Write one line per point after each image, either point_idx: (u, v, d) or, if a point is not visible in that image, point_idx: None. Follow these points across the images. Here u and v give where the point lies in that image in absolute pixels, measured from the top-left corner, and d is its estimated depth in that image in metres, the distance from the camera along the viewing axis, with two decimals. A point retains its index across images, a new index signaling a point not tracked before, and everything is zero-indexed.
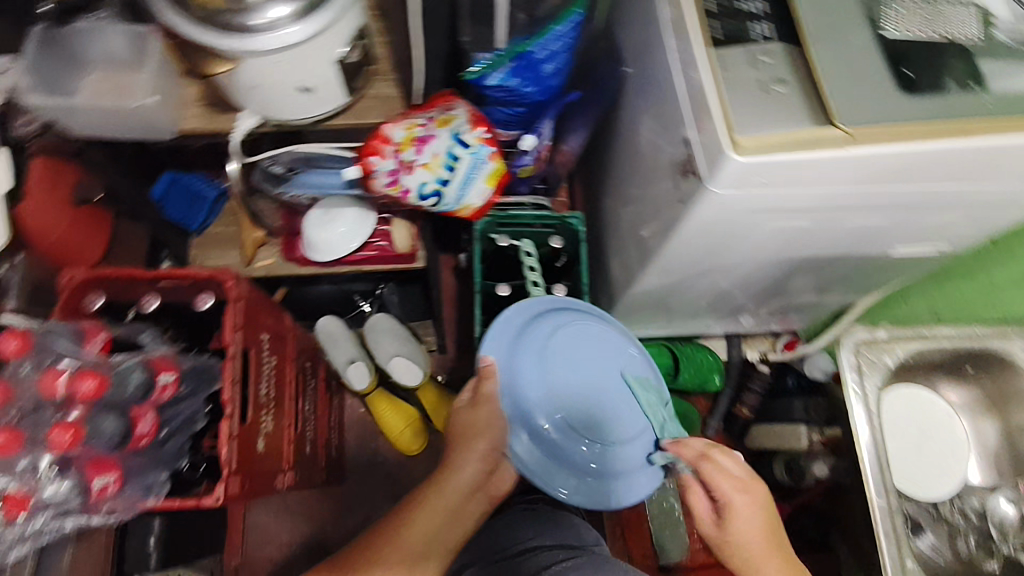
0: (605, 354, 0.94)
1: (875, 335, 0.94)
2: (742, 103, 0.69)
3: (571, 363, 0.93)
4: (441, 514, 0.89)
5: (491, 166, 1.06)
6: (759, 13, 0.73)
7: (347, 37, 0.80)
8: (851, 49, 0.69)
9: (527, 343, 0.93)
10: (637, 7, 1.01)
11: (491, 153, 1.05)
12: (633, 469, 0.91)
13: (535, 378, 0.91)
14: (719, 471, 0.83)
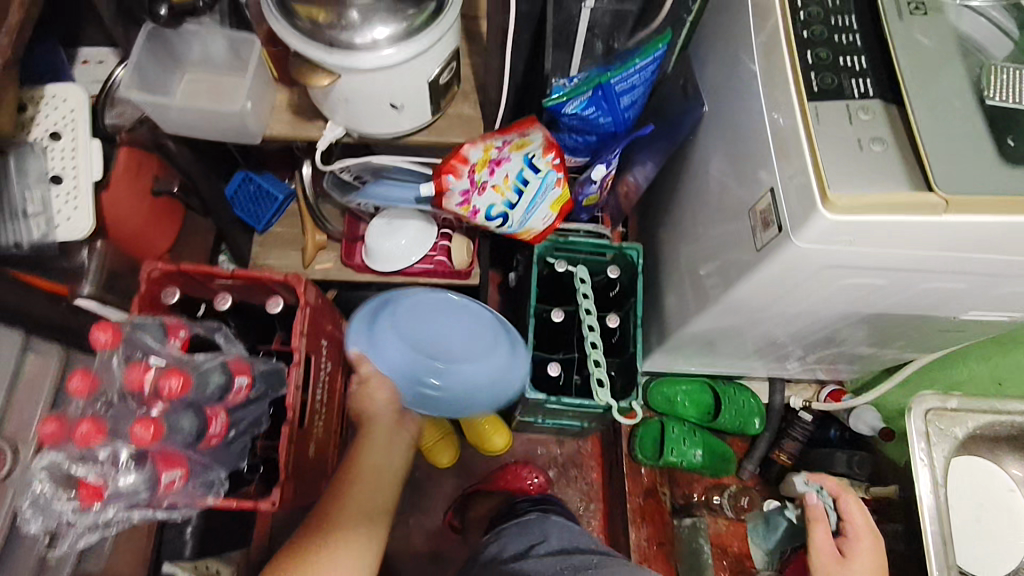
0: (446, 307, 1.06)
1: (947, 404, 0.89)
2: (839, 160, 0.69)
3: (422, 326, 1.04)
4: (381, 445, 0.95)
5: (557, 192, 1.10)
6: (862, 70, 0.72)
7: (442, 59, 0.82)
8: (954, 116, 0.68)
9: (379, 336, 1.02)
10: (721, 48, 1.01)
11: (558, 179, 1.08)
12: (511, 367, 1.05)
13: (398, 352, 1.01)
14: (858, 508, 1.01)
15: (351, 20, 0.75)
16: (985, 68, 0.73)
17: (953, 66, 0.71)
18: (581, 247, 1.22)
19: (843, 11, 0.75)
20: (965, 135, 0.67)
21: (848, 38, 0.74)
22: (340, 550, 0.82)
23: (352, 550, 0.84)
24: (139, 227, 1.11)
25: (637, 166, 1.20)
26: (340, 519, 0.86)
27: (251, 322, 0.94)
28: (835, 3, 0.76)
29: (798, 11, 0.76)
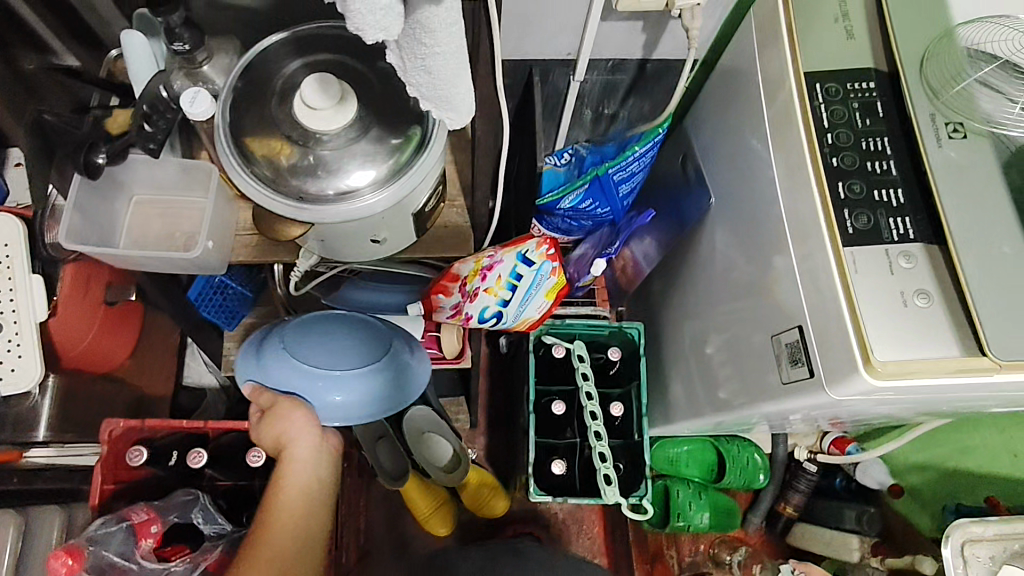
0: (328, 324, 0.90)
1: (982, 530, 0.82)
2: (879, 317, 0.63)
3: (313, 338, 0.88)
4: (309, 438, 0.82)
5: (553, 279, 0.93)
6: (897, 205, 0.67)
7: (429, 189, 0.74)
8: (1003, 264, 0.62)
9: (268, 359, 0.86)
10: (724, 132, 0.93)
11: (555, 267, 0.92)
12: (410, 366, 0.92)
13: (294, 377, 0.85)
14: None
15: (323, 167, 0.66)
16: None
17: (998, 199, 0.65)
18: (576, 328, 1.15)
19: (874, 133, 0.70)
20: (1016, 288, 0.62)
21: (882, 165, 0.69)
22: (292, 452, 0.80)
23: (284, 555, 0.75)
24: (97, 344, 0.99)
25: (636, 241, 1.09)
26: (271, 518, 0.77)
27: (233, 465, 0.90)
28: (865, 123, 0.71)
29: (825, 133, 0.71)
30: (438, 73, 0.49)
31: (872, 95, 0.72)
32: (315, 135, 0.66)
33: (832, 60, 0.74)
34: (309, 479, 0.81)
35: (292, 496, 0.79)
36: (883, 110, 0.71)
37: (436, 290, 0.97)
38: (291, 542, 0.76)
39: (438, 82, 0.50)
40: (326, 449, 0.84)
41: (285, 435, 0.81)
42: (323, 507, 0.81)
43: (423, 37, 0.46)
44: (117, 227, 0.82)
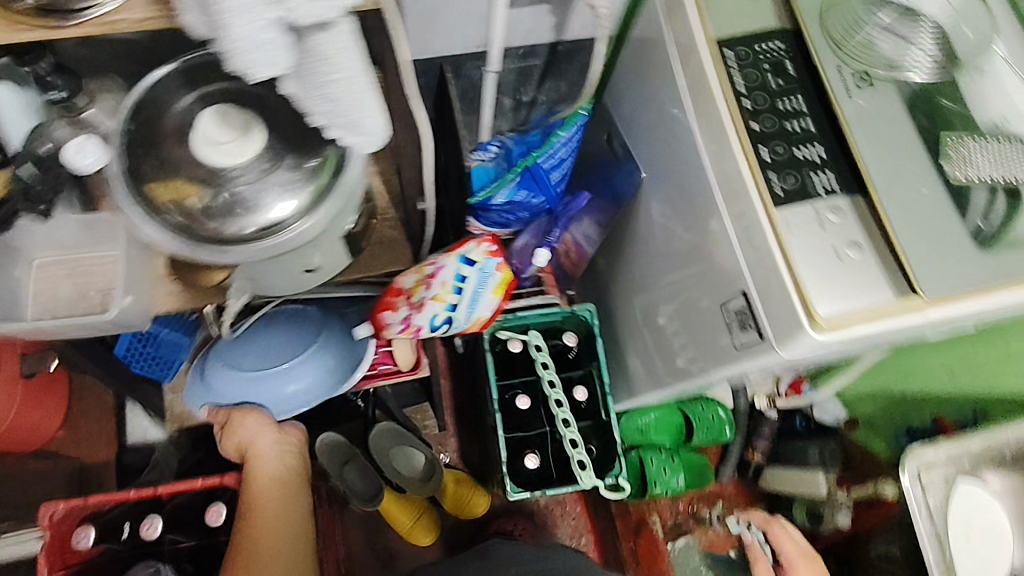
0: (257, 328, 0.93)
1: (933, 452, 0.87)
2: (816, 273, 0.65)
3: (249, 347, 0.92)
4: (269, 429, 0.91)
5: (499, 274, 0.91)
6: (820, 161, 0.69)
7: (355, 207, 0.71)
8: (922, 204, 0.65)
9: (215, 382, 0.92)
10: (644, 106, 0.93)
11: (499, 263, 0.91)
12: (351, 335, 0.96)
13: (241, 389, 0.91)
14: (785, 534, 1.06)
15: (241, 202, 0.63)
16: (938, 138, 0.69)
17: (910, 143, 0.68)
18: (529, 320, 1.14)
19: (789, 93, 0.72)
20: (938, 227, 0.65)
21: (799, 123, 0.70)
22: (257, 450, 0.89)
23: (280, 525, 0.83)
24: (20, 421, 0.92)
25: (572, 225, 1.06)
26: (257, 500, 0.84)
27: (194, 523, 0.87)
28: (778, 83, 0.72)
29: (742, 98, 0.71)
30: (343, 100, 0.47)
31: (781, 55, 0.73)
32: (225, 171, 0.62)
33: (739, 25, 0.75)
34: (277, 473, 0.89)
35: (267, 485, 0.87)
36: (793, 68, 0.73)
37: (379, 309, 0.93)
38: (277, 520, 0.84)
39: (343, 109, 0.47)
40: (286, 441, 0.92)
41: (245, 441, 0.89)
42: (296, 488, 0.90)
43: (321, 68, 0.44)
44: (19, 296, 0.75)
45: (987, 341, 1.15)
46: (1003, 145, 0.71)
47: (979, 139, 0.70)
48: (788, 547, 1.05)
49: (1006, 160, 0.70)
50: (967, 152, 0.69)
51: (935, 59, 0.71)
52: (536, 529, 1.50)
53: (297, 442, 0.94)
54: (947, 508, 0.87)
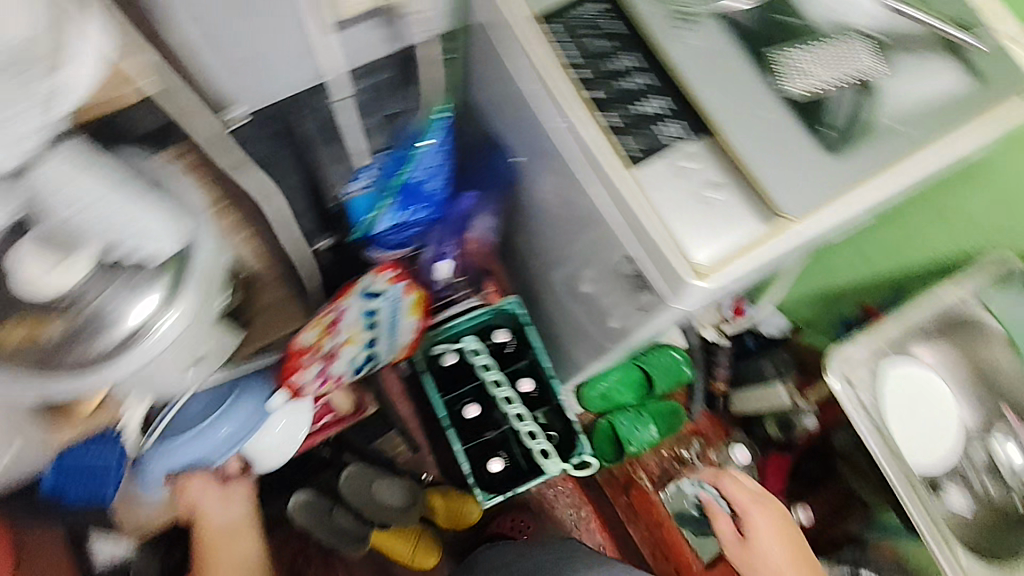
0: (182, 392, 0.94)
1: (850, 350, 0.93)
2: (686, 222, 0.66)
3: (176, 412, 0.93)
4: (213, 484, 1.01)
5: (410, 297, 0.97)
6: (663, 110, 0.69)
7: (222, 285, 0.70)
8: (767, 128, 0.66)
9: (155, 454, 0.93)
10: (498, 90, 0.91)
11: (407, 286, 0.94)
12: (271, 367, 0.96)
13: (180, 451, 0.93)
14: (734, 482, 1.01)
15: (96, 320, 0.60)
16: (765, 52, 0.69)
17: (741, 70, 0.68)
18: (459, 328, 1.14)
19: (618, 51, 0.71)
20: (787, 147, 0.66)
21: (635, 79, 0.70)
22: (205, 506, 1.00)
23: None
24: None
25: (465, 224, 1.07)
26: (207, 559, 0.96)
27: None
28: (605, 44, 0.71)
29: (574, 68, 0.70)
30: (106, 219, 0.56)
31: (601, 15, 0.72)
32: (70, 296, 0.58)
33: None
34: (226, 519, 1.00)
35: (217, 536, 0.99)
36: (616, 25, 0.72)
37: (288, 374, 0.90)
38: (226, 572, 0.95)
39: (118, 224, 0.56)
40: (234, 493, 1.02)
41: (194, 502, 0.99)
42: (247, 534, 1.00)
43: (59, 197, 0.53)
44: None
45: (883, 224, 1.13)
46: (830, 43, 0.72)
47: (807, 44, 0.71)
48: (739, 496, 1.00)
49: (837, 57, 0.71)
50: (797, 58, 0.70)
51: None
52: (535, 518, 1.51)
53: (246, 488, 1.04)
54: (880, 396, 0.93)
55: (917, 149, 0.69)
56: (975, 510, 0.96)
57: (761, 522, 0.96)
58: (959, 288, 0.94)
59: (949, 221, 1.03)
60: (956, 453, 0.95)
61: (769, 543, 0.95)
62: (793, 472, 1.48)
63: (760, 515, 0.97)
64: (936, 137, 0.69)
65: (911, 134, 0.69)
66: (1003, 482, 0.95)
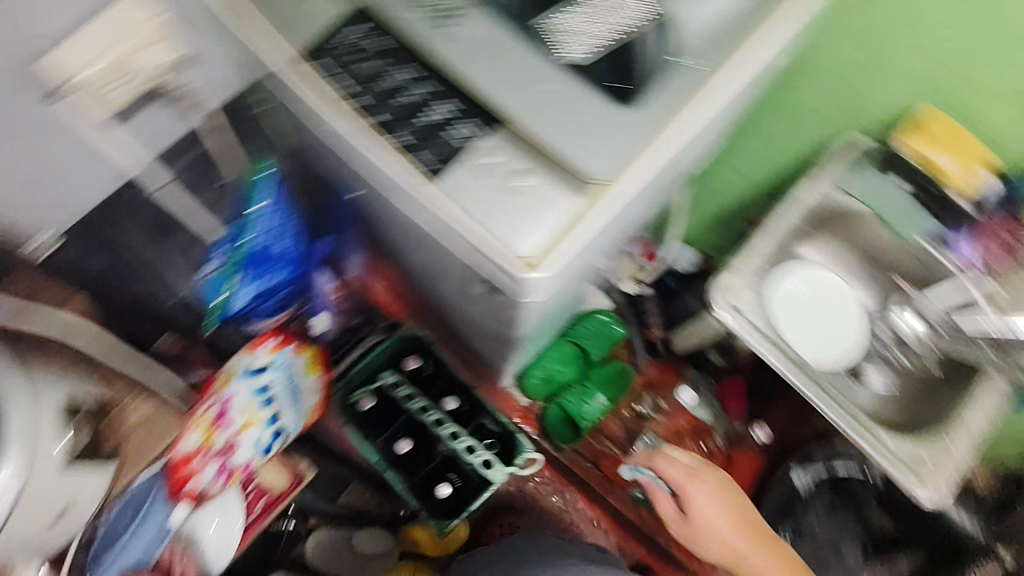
0: None
1: (729, 278, 0.89)
2: (503, 221, 0.63)
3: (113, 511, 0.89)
4: None
5: (301, 357, 0.99)
6: (451, 114, 0.65)
7: (53, 428, 0.72)
8: (555, 101, 0.64)
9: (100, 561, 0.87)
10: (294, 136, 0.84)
11: (292, 348, 0.97)
12: None
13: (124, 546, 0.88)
14: (669, 460, 1.06)
15: None
16: (536, 24, 0.66)
17: (514, 50, 0.65)
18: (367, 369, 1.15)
19: (389, 66, 0.67)
20: (581, 113, 0.64)
21: (413, 90, 0.66)
22: None
23: None
24: None
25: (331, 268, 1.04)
26: None
27: None
28: (373, 63, 0.67)
29: (348, 98, 0.66)
30: None
31: (361, 34, 0.68)
32: None
33: (305, 26, 0.68)
34: None
35: None
36: (379, 40, 0.67)
37: (181, 482, 0.87)
38: None
39: None
40: None
41: None
42: None
43: None
44: None
45: (743, 135, 1.09)
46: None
47: (578, 1, 0.68)
48: (674, 474, 1.04)
49: (614, 8, 0.68)
50: (571, 19, 0.67)
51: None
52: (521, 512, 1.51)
53: None
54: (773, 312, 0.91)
55: (709, 77, 0.67)
56: (897, 383, 0.99)
57: (694, 493, 1.02)
58: (824, 181, 0.92)
59: (801, 117, 1.00)
60: (858, 349, 0.99)
61: (706, 511, 1.01)
62: (747, 389, 1.50)
63: (694, 487, 1.03)
64: (728, 61, 0.68)
65: (702, 65, 0.68)
66: (916, 351, 0.96)
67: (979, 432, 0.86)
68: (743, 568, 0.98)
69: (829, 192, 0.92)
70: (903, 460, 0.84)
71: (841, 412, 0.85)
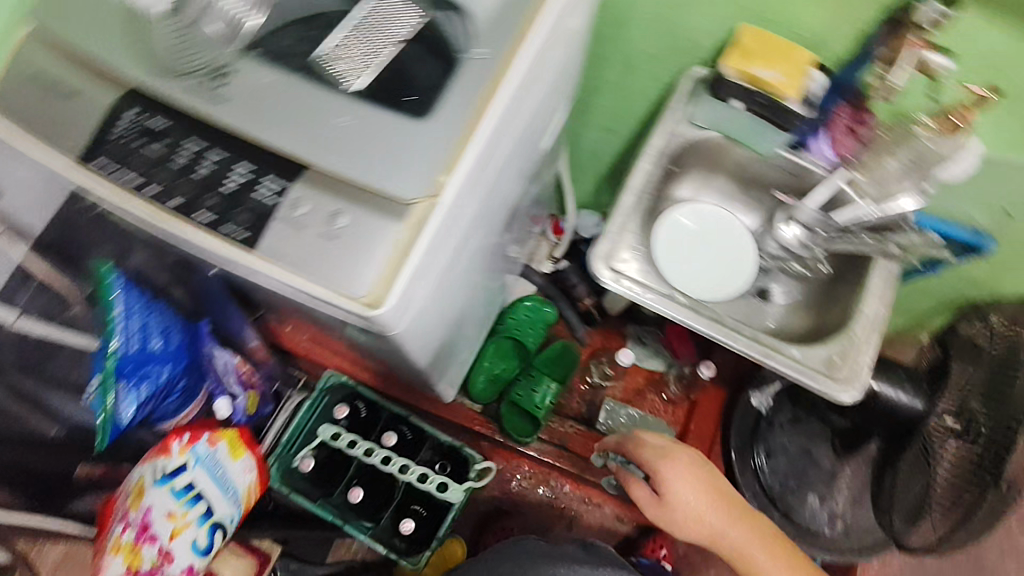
0: None
1: (606, 243, 0.85)
2: (334, 268, 0.60)
3: None
4: None
5: (221, 445, 0.96)
6: (251, 173, 0.62)
7: None
8: (349, 132, 0.60)
9: None
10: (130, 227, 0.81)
11: (207, 439, 0.94)
12: None
13: None
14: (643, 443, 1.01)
15: None
16: (315, 62, 0.62)
17: (294, 89, 0.61)
18: (299, 431, 1.12)
19: (177, 143, 0.63)
20: (379, 135, 0.60)
21: (208, 160, 0.62)
22: None
23: None
24: None
25: (217, 350, 0.99)
26: None
27: None
28: (160, 145, 0.63)
29: (145, 188, 0.62)
30: None
31: (142, 118, 0.64)
32: None
33: (84, 128, 0.64)
34: None
35: None
36: (162, 119, 0.64)
37: None
38: None
39: None
40: None
41: None
42: None
43: None
44: None
45: (595, 91, 1.09)
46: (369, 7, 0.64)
47: (345, 24, 0.63)
48: (648, 457, 0.99)
49: (386, 19, 0.64)
50: (347, 44, 0.62)
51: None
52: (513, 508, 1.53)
53: None
54: (658, 264, 0.93)
55: (502, 58, 0.66)
56: (800, 289, 0.99)
57: (671, 474, 0.96)
58: (666, 124, 0.91)
59: (635, 63, 0.99)
60: (752, 271, 0.97)
61: (681, 497, 0.95)
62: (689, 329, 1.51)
63: (671, 471, 0.96)
64: (515, 41, 0.66)
65: (492, 48, 0.65)
66: (810, 255, 0.94)
67: (878, 317, 0.85)
68: (719, 543, 0.95)
69: (677, 130, 0.92)
70: (817, 369, 0.83)
71: (743, 339, 0.83)
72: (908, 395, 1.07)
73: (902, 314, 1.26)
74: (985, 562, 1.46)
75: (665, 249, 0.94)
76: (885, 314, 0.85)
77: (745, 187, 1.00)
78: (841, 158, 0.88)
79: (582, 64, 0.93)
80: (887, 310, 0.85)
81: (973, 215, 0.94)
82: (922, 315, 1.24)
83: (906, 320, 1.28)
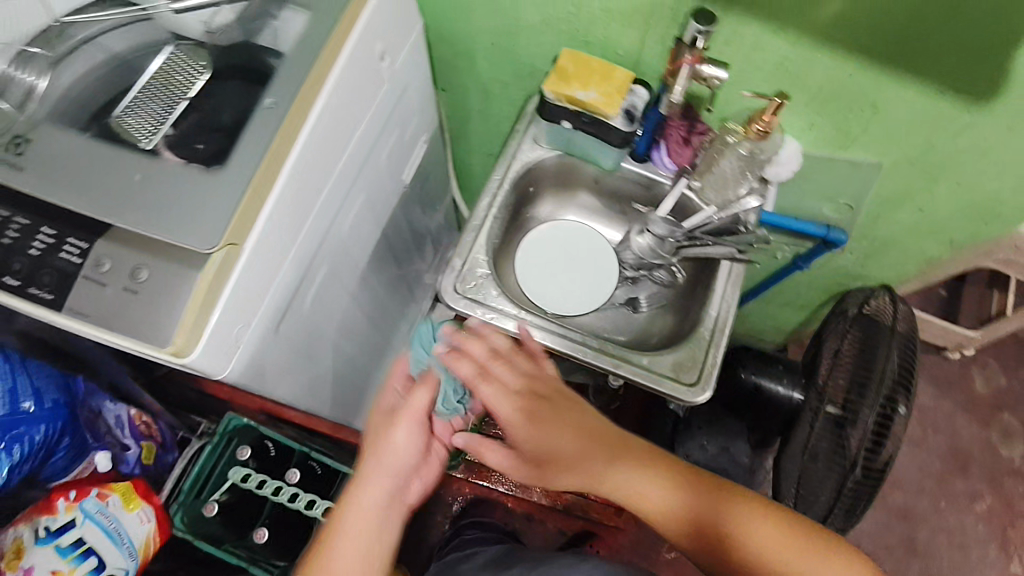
0: None
1: (455, 267, 0.87)
2: (137, 319, 0.62)
3: None
4: None
5: (110, 496, 0.96)
6: (56, 235, 0.64)
7: None
8: (146, 189, 0.63)
9: None
10: None
11: (93, 493, 0.96)
12: None
13: None
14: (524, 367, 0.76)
15: None
16: (113, 125, 0.68)
17: (95, 153, 0.65)
18: (195, 479, 1.10)
19: None
20: (174, 192, 0.63)
21: (14, 225, 0.64)
22: None
23: None
24: None
25: (109, 404, 1.05)
26: None
27: None
28: None
29: None
30: None
31: None
32: None
33: None
34: None
35: None
36: None
37: None
38: None
39: None
40: None
41: None
42: None
43: None
44: None
45: (462, 119, 1.13)
46: (156, 63, 0.72)
47: (131, 90, 0.70)
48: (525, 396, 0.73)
49: (177, 72, 0.72)
50: (141, 104, 0.69)
51: (57, 54, 0.70)
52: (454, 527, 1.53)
53: None
54: (520, 277, 0.96)
55: (298, 104, 0.68)
56: (664, 294, 1.00)
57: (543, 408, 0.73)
58: (510, 151, 0.94)
59: (487, 92, 1.03)
60: (611, 280, 0.97)
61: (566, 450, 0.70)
62: None
63: (555, 421, 0.71)
64: (307, 87, 0.68)
65: (289, 95, 0.68)
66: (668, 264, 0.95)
67: (723, 319, 0.88)
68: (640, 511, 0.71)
69: (523, 154, 0.95)
70: (665, 374, 0.85)
71: (593, 352, 0.85)
72: (787, 387, 1.10)
73: (798, 308, 1.29)
74: (919, 545, 1.47)
75: (526, 259, 0.98)
76: (729, 315, 0.88)
77: (604, 203, 1.03)
78: (680, 168, 0.91)
79: (428, 97, 0.97)
80: (732, 311, 0.88)
81: (820, 209, 0.97)
82: (813, 308, 1.26)
83: (803, 313, 1.30)
